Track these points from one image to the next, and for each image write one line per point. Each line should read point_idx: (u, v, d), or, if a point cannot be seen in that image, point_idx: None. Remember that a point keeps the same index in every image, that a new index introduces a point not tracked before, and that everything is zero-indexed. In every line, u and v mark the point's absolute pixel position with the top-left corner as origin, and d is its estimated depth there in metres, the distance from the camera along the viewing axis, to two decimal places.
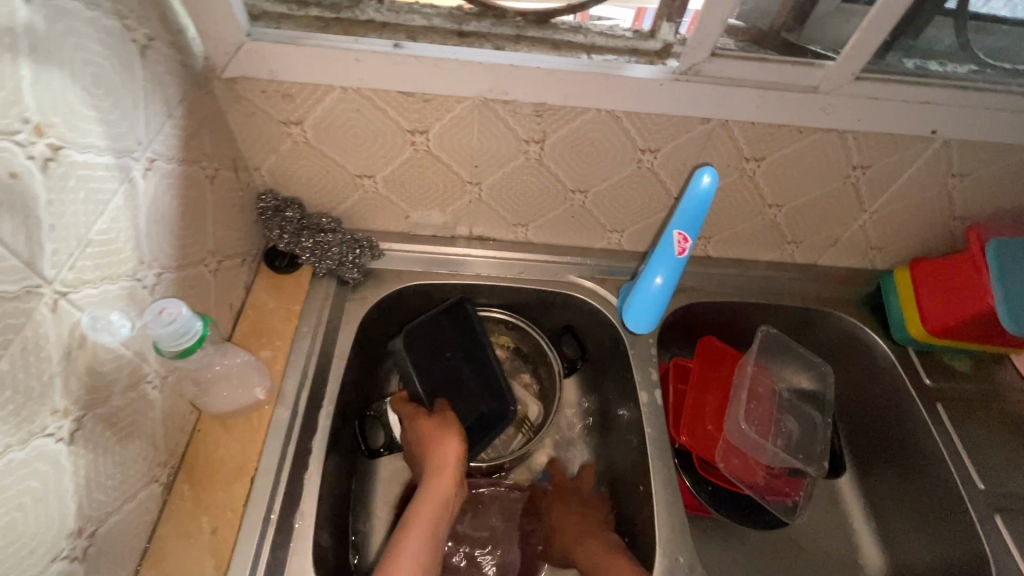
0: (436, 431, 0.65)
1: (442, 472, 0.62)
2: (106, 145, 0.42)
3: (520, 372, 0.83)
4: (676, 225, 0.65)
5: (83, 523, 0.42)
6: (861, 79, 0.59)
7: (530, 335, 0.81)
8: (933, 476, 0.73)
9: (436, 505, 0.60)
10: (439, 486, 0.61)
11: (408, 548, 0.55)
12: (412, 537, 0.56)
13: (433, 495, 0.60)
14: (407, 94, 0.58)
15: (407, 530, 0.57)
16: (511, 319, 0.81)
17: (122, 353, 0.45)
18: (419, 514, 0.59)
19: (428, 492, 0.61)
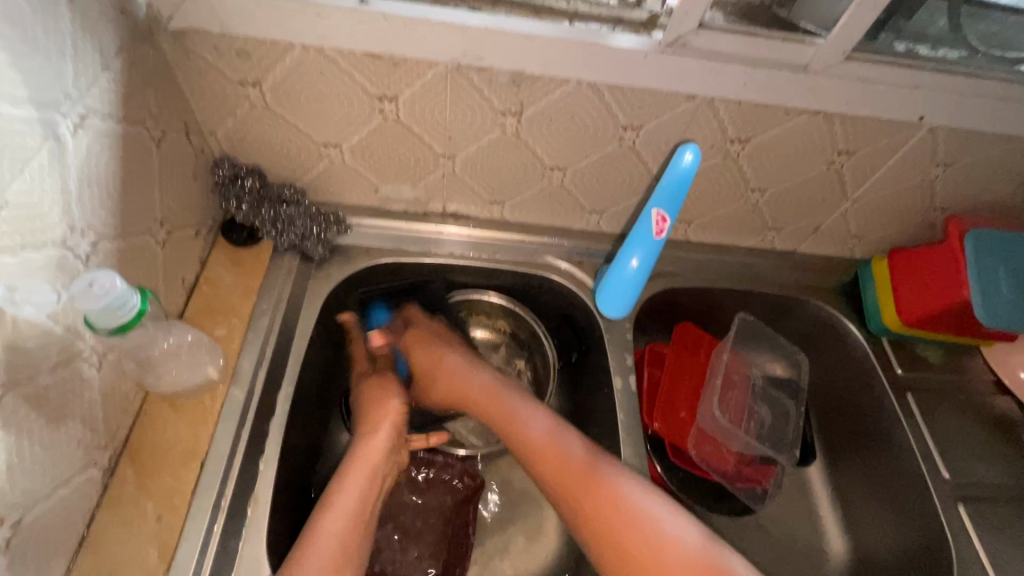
0: (375, 390, 0.65)
1: (373, 423, 0.62)
2: (24, 95, 0.37)
3: (514, 359, 0.81)
4: (654, 207, 0.64)
5: (5, 511, 0.39)
6: (851, 60, 0.56)
7: (527, 322, 0.78)
8: (899, 464, 0.74)
9: (374, 454, 0.59)
10: (382, 433, 0.61)
11: (346, 488, 0.56)
12: (350, 483, 0.56)
13: (375, 450, 0.59)
14: (374, 56, 0.54)
15: (342, 481, 0.56)
16: (520, 311, 0.78)
17: (49, 327, 0.41)
18: (359, 462, 0.58)
19: (365, 444, 0.60)
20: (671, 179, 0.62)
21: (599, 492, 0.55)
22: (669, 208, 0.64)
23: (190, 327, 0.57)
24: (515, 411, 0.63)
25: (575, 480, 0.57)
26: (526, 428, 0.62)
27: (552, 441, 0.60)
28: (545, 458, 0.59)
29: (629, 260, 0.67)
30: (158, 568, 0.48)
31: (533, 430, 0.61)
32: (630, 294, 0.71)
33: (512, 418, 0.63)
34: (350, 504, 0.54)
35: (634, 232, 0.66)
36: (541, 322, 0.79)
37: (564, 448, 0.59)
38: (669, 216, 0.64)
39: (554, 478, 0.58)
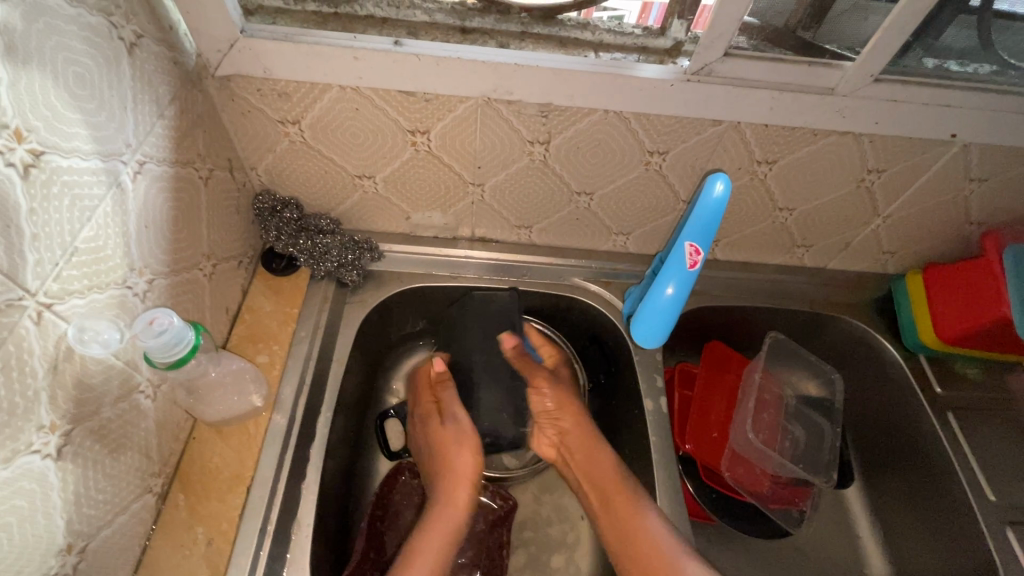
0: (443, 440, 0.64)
1: (453, 488, 0.61)
2: (91, 148, 0.40)
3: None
4: (687, 238, 0.62)
5: (72, 539, 0.41)
6: (880, 81, 0.56)
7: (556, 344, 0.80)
8: (941, 486, 0.72)
9: (449, 523, 0.59)
10: (460, 497, 0.61)
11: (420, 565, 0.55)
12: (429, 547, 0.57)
13: (450, 515, 0.60)
14: (408, 93, 0.56)
15: (423, 542, 0.57)
16: (548, 330, 0.79)
17: (112, 363, 0.43)
18: (432, 533, 0.58)
19: (440, 509, 0.60)
20: (702, 211, 0.59)
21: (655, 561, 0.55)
22: (702, 241, 0.62)
23: (235, 356, 0.59)
24: (627, 495, 0.60)
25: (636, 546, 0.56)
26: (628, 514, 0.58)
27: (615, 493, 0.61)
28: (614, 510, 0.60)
29: (663, 290, 0.66)
30: None
31: (599, 478, 0.63)
32: (666, 322, 0.69)
33: (624, 511, 0.59)
34: (426, 572, 0.54)
35: (667, 264, 0.65)
36: (569, 344, 0.80)
37: (625, 500, 0.60)
38: (703, 249, 0.62)
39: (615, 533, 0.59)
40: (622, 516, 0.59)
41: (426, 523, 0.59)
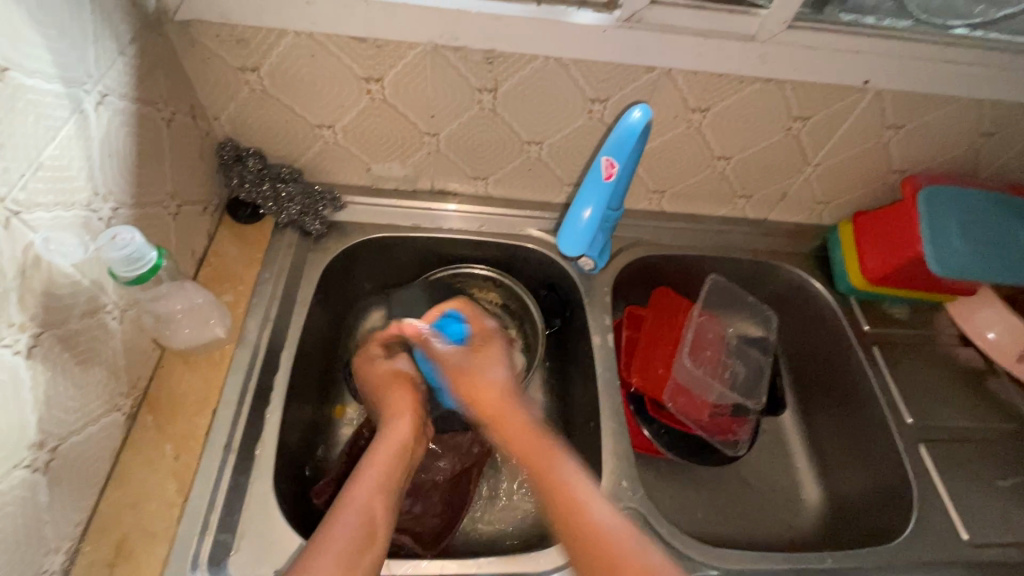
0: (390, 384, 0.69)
1: (404, 428, 0.64)
2: (54, 73, 0.43)
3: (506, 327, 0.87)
4: (603, 152, 0.66)
5: (44, 436, 0.44)
6: (794, 28, 0.61)
7: (515, 292, 0.83)
8: (867, 413, 0.78)
9: (393, 451, 0.61)
10: (401, 423, 0.64)
11: (361, 491, 0.55)
12: (371, 471, 0.58)
13: (396, 437, 0.63)
14: (359, 40, 0.60)
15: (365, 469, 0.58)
16: (507, 280, 0.84)
17: (78, 278, 0.47)
18: (373, 467, 0.59)
19: (392, 433, 0.63)
20: (620, 135, 0.63)
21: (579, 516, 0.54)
22: (618, 156, 0.65)
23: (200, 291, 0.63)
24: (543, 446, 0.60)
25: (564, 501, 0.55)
26: (540, 456, 0.59)
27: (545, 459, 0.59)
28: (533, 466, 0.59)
29: (581, 211, 0.71)
30: (177, 500, 0.53)
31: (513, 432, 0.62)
32: (583, 238, 0.71)
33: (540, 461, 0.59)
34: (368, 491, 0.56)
35: (587, 182, 0.69)
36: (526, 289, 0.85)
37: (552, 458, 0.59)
38: (618, 161, 0.65)
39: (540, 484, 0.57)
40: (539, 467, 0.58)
41: (371, 452, 0.61)
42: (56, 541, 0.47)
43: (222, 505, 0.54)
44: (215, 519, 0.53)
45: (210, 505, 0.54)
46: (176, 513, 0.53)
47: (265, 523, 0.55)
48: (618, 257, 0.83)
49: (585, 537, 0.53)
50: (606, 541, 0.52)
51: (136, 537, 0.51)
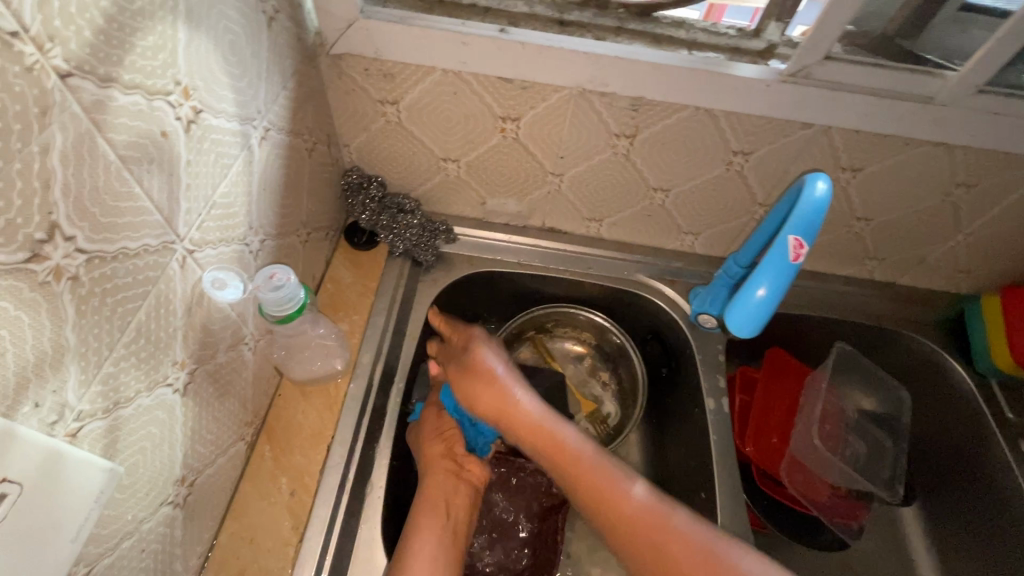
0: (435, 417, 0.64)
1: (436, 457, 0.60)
2: (234, 112, 0.43)
3: (599, 371, 0.83)
4: (789, 232, 0.52)
5: (185, 472, 0.44)
6: (984, 92, 0.55)
7: (615, 338, 0.80)
8: (1009, 515, 0.70)
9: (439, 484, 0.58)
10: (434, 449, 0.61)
11: (424, 539, 0.53)
12: (421, 525, 0.54)
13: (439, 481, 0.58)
14: (506, 80, 0.58)
15: (415, 523, 0.55)
16: (613, 329, 0.80)
17: (229, 313, 0.47)
18: (429, 510, 0.56)
19: (429, 472, 0.59)
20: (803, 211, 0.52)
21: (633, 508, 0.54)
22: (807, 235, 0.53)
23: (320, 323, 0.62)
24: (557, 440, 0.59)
25: (609, 494, 0.55)
26: (577, 458, 0.57)
27: (570, 448, 0.59)
28: (574, 474, 0.57)
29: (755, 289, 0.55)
30: (292, 539, 0.52)
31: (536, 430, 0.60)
32: (760, 318, 0.56)
33: (566, 462, 0.58)
34: (426, 551, 0.52)
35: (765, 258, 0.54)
36: (630, 338, 0.81)
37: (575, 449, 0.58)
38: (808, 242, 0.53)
39: (588, 491, 0.56)
40: (566, 468, 0.57)
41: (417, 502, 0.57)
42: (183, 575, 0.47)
43: (334, 549, 0.53)
44: (327, 564, 0.52)
45: (323, 547, 0.53)
46: (290, 552, 0.52)
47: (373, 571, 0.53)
48: None
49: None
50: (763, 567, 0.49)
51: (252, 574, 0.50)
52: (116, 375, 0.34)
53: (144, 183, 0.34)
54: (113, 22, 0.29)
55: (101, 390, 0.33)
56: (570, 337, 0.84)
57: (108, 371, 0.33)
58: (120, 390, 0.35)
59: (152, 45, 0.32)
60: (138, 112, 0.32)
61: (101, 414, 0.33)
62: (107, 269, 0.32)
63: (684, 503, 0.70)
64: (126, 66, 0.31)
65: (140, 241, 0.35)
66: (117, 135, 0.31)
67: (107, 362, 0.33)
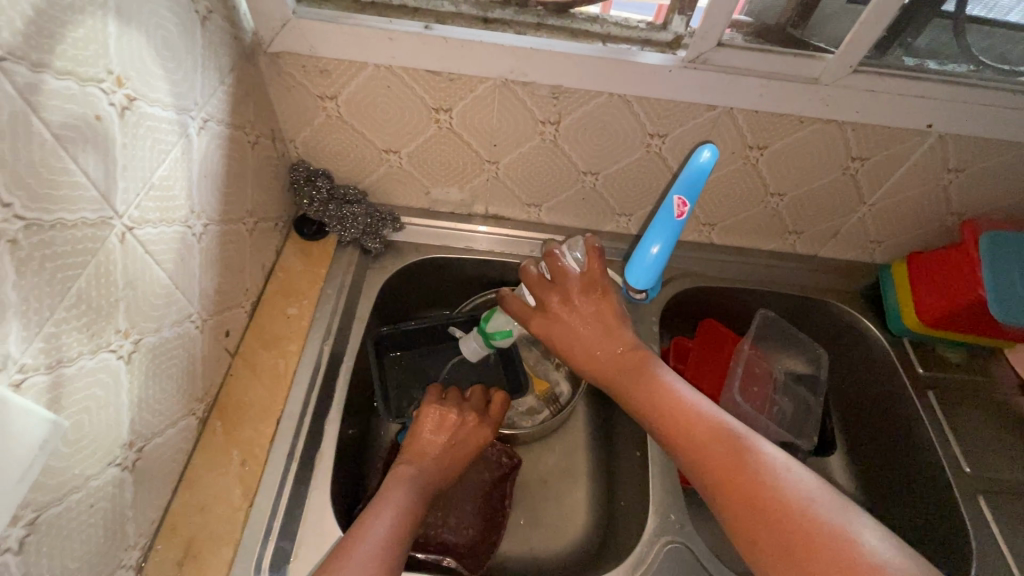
0: (433, 415, 0.66)
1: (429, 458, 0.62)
2: (170, 101, 0.47)
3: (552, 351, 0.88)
4: (675, 191, 0.59)
5: (133, 437, 0.47)
6: (859, 73, 0.62)
7: None
8: (920, 457, 0.76)
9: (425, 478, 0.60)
10: (431, 447, 0.63)
11: (399, 488, 0.58)
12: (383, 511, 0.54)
13: (426, 463, 0.62)
14: (435, 73, 0.63)
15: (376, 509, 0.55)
16: None
17: (173, 290, 0.50)
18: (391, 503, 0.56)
19: (419, 458, 0.62)
20: (688, 175, 0.59)
21: (694, 430, 0.55)
22: (690, 195, 0.59)
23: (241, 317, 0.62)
24: (632, 366, 0.62)
25: (671, 414, 0.57)
26: (653, 391, 0.60)
27: (655, 380, 0.60)
28: (653, 405, 0.59)
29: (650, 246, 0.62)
30: (242, 505, 0.56)
31: (615, 369, 0.63)
32: (653, 272, 0.64)
33: (639, 388, 0.61)
34: (375, 542, 0.51)
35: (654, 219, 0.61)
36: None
37: (640, 374, 0.61)
38: (690, 201, 0.59)
39: (668, 422, 0.57)
40: (639, 393, 0.60)
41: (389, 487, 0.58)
42: (135, 538, 0.50)
43: (284, 513, 0.57)
44: (277, 526, 0.56)
45: (273, 512, 0.56)
46: (241, 517, 0.55)
47: (322, 531, 0.57)
48: (665, 287, 0.84)
49: (773, 500, 0.48)
50: (750, 467, 0.51)
51: (203, 538, 0.53)
52: (57, 335, 0.38)
53: (79, 160, 0.38)
54: (43, 15, 0.33)
55: (43, 347, 0.37)
56: None
57: (49, 331, 0.37)
58: (62, 349, 0.38)
59: (82, 37, 0.36)
60: (71, 95, 0.36)
61: (44, 369, 0.37)
62: (46, 237, 0.36)
63: (625, 465, 0.75)
64: (58, 54, 0.35)
65: (78, 214, 0.38)
66: (51, 115, 0.35)
67: (49, 322, 0.37)
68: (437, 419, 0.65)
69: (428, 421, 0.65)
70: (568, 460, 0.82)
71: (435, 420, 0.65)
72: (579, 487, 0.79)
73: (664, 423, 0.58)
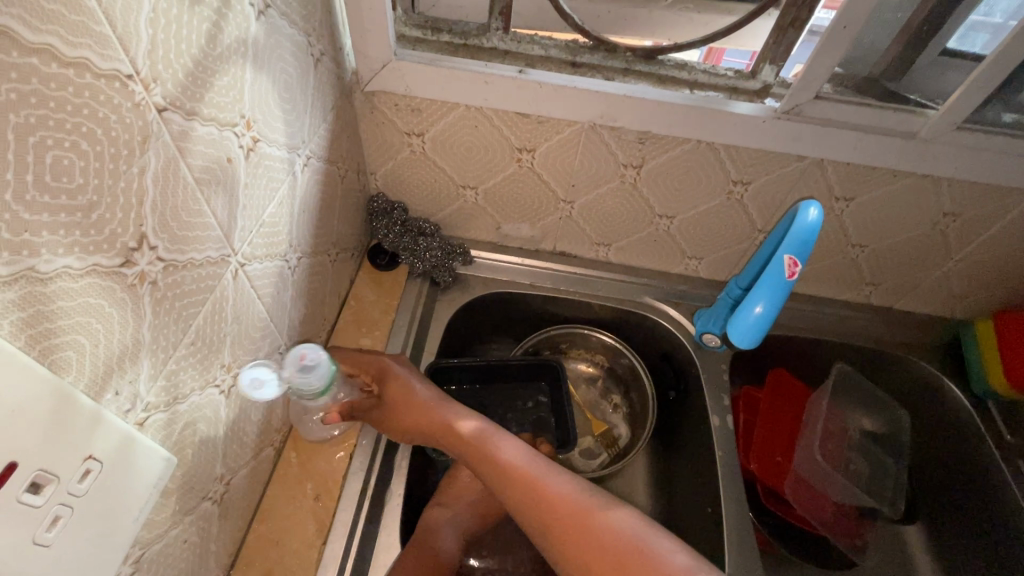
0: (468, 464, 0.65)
1: (465, 505, 0.63)
2: (284, 141, 0.48)
3: (611, 393, 0.85)
4: (784, 251, 0.58)
5: (223, 470, 0.47)
6: (961, 130, 0.60)
7: (627, 359, 0.84)
8: (1011, 534, 0.71)
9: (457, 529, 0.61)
10: (466, 495, 0.64)
11: (433, 531, 0.59)
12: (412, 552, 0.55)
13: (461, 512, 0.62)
14: (524, 115, 0.64)
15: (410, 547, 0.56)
16: (624, 350, 0.83)
17: (268, 323, 0.51)
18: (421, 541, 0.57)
19: (453, 505, 0.63)
20: (797, 233, 0.57)
21: (592, 530, 0.47)
22: (802, 254, 0.57)
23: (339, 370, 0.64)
24: (501, 466, 0.53)
25: (566, 523, 0.48)
26: (543, 481, 0.51)
27: (564, 495, 0.50)
28: (542, 515, 0.49)
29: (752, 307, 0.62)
30: (316, 541, 0.55)
31: (494, 460, 0.54)
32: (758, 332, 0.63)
33: (523, 488, 0.51)
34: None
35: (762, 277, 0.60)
36: (641, 359, 0.84)
37: (509, 460, 0.54)
38: (802, 260, 0.57)
39: (577, 544, 0.46)
40: (527, 494, 0.51)
41: (423, 525, 0.60)
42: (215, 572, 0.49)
43: (355, 553, 0.56)
44: (349, 567, 0.55)
45: (345, 551, 0.55)
46: (314, 554, 0.54)
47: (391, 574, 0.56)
48: None
49: None
50: None
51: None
52: (176, 373, 0.38)
53: (211, 202, 0.39)
54: (200, 66, 0.35)
55: (164, 385, 0.37)
56: (582, 359, 0.87)
57: (171, 368, 0.37)
58: (178, 386, 0.39)
59: (226, 84, 0.38)
60: (211, 140, 0.37)
61: (163, 407, 0.37)
62: (178, 277, 0.36)
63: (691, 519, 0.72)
64: (206, 102, 0.36)
65: (204, 253, 0.39)
66: (195, 160, 0.36)
67: (171, 360, 0.37)
68: (474, 468, 0.65)
69: (466, 467, 0.65)
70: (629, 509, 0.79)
71: (471, 470, 0.65)
72: None
73: (574, 551, 0.46)
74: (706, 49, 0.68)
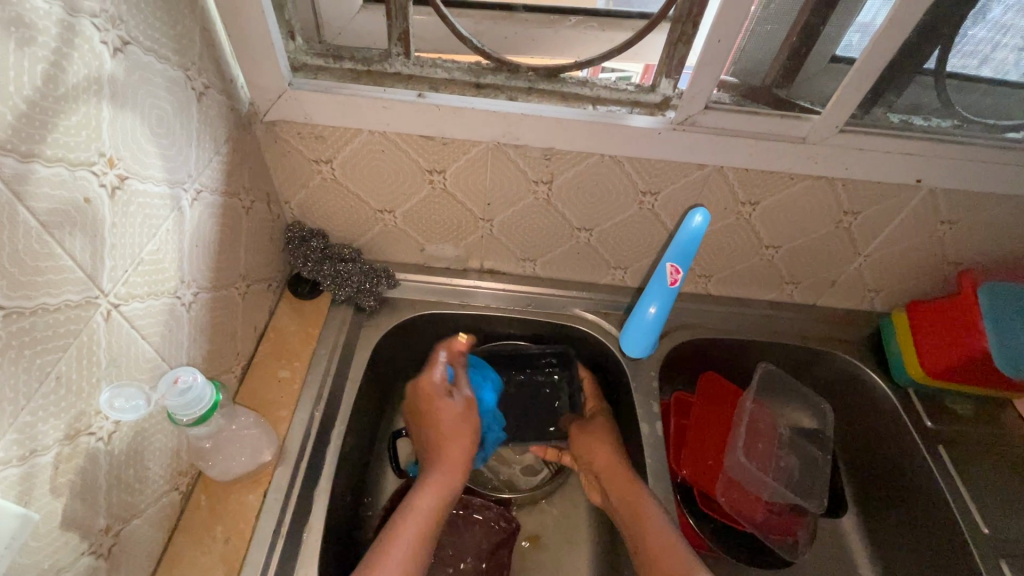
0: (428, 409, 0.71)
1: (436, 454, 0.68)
2: (162, 177, 0.47)
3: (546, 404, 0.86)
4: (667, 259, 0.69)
5: (110, 522, 0.45)
6: (845, 132, 0.63)
7: (560, 369, 0.85)
8: (935, 519, 0.73)
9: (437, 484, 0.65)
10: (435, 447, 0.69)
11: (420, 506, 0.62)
12: (397, 546, 0.57)
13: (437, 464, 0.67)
14: (428, 138, 0.64)
15: (392, 539, 0.58)
16: (554, 360, 0.85)
17: (159, 362, 0.49)
18: (408, 526, 0.60)
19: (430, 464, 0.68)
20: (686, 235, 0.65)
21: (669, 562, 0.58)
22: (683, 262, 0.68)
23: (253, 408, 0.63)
24: (633, 495, 0.65)
25: (657, 544, 0.59)
26: (649, 519, 0.62)
27: (670, 535, 0.60)
28: (647, 540, 0.60)
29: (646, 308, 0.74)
30: None
31: (625, 487, 0.66)
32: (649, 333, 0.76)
33: (636, 510, 0.64)
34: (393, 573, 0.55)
35: (652, 283, 0.73)
36: (571, 368, 0.86)
37: (651, 514, 0.62)
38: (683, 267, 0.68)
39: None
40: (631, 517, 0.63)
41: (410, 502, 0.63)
42: None
43: None
44: None
45: None
46: None
47: None
48: (664, 340, 0.83)
49: None
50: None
51: None
52: (32, 424, 0.36)
53: (66, 245, 0.37)
54: (35, 107, 0.34)
55: (16, 438, 0.35)
56: None
57: (24, 421, 0.36)
58: (36, 438, 0.37)
59: (74, 124, 0.37)
60: (60, 182, 0.36)
61: (16, 461, 0.36)
62: (26, 324, 0.35)
63: None
64: (49, 142, 0.35)
65: (61, 297, 0.38)
66: (38, 203, 0.35)
67: (25, 411, 0.36)
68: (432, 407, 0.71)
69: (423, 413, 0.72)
70: (570, 524, 0.78)
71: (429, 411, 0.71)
72: (580, 553, 0.76)
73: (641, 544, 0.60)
74: (643, 66, 0.71)
